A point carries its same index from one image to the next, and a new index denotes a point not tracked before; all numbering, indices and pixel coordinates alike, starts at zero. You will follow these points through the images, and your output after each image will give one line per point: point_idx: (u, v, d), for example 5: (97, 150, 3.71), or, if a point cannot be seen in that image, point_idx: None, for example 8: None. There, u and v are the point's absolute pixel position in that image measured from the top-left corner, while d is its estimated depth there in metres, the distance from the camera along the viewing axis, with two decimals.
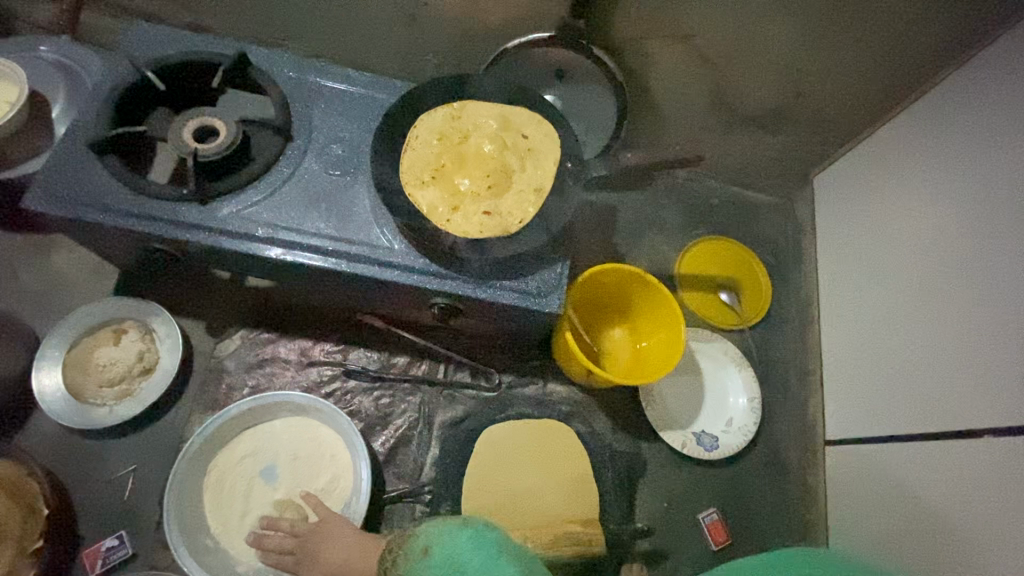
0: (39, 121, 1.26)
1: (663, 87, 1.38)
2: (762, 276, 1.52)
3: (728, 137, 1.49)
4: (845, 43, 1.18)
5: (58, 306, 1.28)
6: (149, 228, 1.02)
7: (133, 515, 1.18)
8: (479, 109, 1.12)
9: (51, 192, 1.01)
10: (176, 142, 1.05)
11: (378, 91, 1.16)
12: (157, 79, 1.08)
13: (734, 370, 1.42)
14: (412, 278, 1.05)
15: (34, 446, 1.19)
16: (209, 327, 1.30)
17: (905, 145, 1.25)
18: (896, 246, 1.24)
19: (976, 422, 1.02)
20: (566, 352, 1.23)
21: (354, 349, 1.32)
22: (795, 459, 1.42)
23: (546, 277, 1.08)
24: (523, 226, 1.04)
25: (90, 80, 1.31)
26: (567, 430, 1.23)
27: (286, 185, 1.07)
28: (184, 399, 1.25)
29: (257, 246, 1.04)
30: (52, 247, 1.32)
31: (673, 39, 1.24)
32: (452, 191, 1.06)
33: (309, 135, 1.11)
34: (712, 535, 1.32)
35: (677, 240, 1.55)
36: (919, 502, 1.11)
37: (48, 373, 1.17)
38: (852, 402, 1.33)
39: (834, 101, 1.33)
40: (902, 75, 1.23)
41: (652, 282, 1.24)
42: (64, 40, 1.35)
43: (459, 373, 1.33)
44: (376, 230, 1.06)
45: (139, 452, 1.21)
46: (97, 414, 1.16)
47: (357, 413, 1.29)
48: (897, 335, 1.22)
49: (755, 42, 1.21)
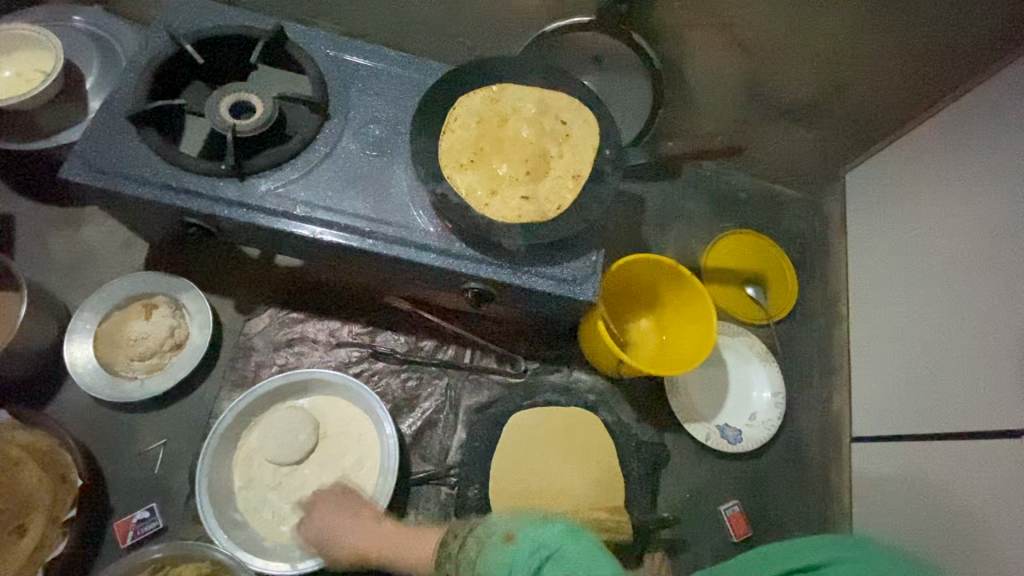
0: (72, 92, 1.26)
1: (699, 76, 1.36)
2: (789, 273, 1.50)
3: (760, 130, 1.47)
4: (887, 38, 1.16)
5: (89, 279, 1.29)
6: (186, 203, 1.01)
7: (164, 488, 1.19)
8: (518, 92, 1.11)
9: (90, 163, 1.00)
10: (213, 117, 1.03)
11: (416, 72, 1.14)
12: (194, 53, 1.06)
13: (759, 364, 1.42)
14: (447, 262, 1.04)
15: (65, 417, 1.20)
16: (239, 304, 1.30)
17: (942, 144, 1.23)
18: (929, 246, 1.23)
19: (1003, 425, 1.02)
20: (596, 341, 1.23)
21: (381, 331, 1.32)
22: (816, 455, 1.42)
23: (582, 265, 1.07)
24: (561, 212, 1.04)
25: (123, 53, 1.30)
26: (593, 418, 1.24)
27: (324, 164, 1.07)
28: (214, 376, 1.26)
29: (293, 224, 1.03)
30: (82, 219, 1.32)
31: (713, 27, 1.22)
32: (491, 174, 1.05)
33: (346, 114, 1.10)
34: (734, 526, 1.33)
35: (705, 232, 1.55)
36: (942, 501, 1.11)
37: (79, 344, 1.18)
38: (879, 401, 1.33)
39: (871, 97, 1.31)
40: (943, 73, 1.20)
41: (684, 273, 1.23)
42: (97, 11, 1.33)
43: (486, 358, 1.33)
44: (412, 212, 1.06)
45: (169, 426, 1.22)
46: (128, 387, 1.16)
47: (385, 394, 1.29)
48: (926, 336, 1.21)
49: (797, 34, 1.19)
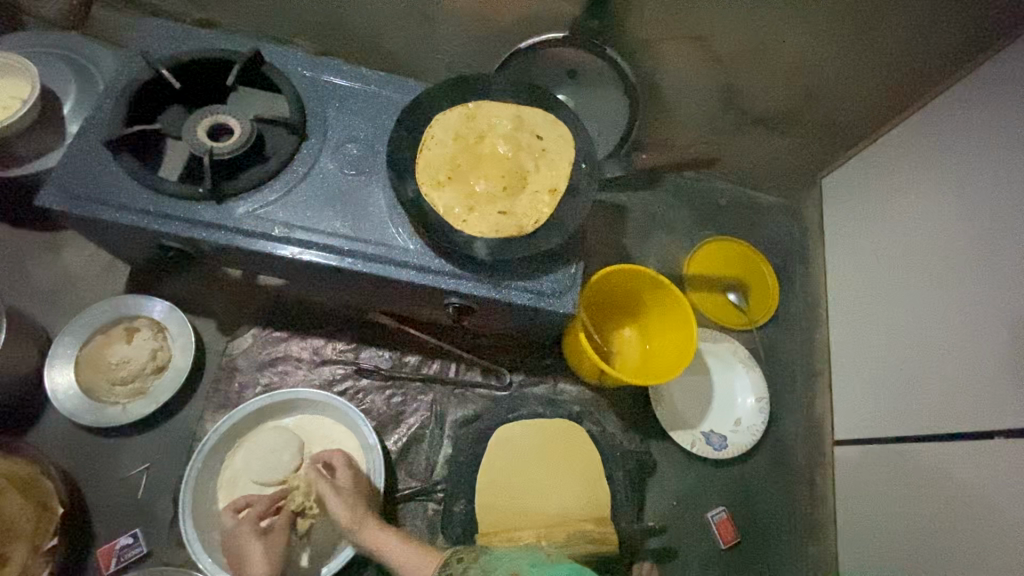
0: (50, 118, 1.26)
1: (675, 87, 1.38)
2: (770, 278, 1.52)
3: (737, 137, 1.50)
4: (854, 48, 1.18)
5: (70, 303, 1.29)
6: (164, 226, 1.01)
7: (147, 512, 1.18)
8: (494, 108, 1.12)
9: (66, 190, 1.00)
10: (190, 140, 1.04)
11: (392, 91, 1.15)
12: (172, 77, 1.07)
13: (742, 370, 1.43)
14: (427, 278, 1.04)
15: (46, 444, 1.20)
16: (221, 325, 1.31)
17: (916, 146, 1.25)
18: (904, 249, 1.25)
19: (982, 424, 1.03)
20: (578, 353, 1.24)
21: (366, 348, 1.33)
22: (802, 458, 1.44)
23: (561, 278, 1.08)
24: (539, 226, 1.04)
25: (100, 77, 1.31)
26: (577, 428, 1.24)
27: (301, 184, 1.07)
28: (197, 398, 1.26)
29: (273, 245, 1.04)
30: (62, 244, 1.32)
31: (686, 41, 1.24)
32: (468, 191, 1.06)
33: (324, 134, 1.11)
34: (721, 533, 1.34)
35: (686, 241, 1.56)
36: (925, 503, 1.12)
37: (60, 370, 1.17)
38: (862, 404, 1.34)
39: (846, 102, 1.33)
40: (916, 76, 1.22)
41: (664, 283, 1.24)
42: (74, 36, 1.34)
43: (471, 372, 1.34)
44: (391, 229, 1.06)
45: (152, 450, 1.22)
46: (110, 412, 1.16)
47: (370, 411, 1.29)
48: (905, 338, 1.22)
49: (768, 46, 1.21)
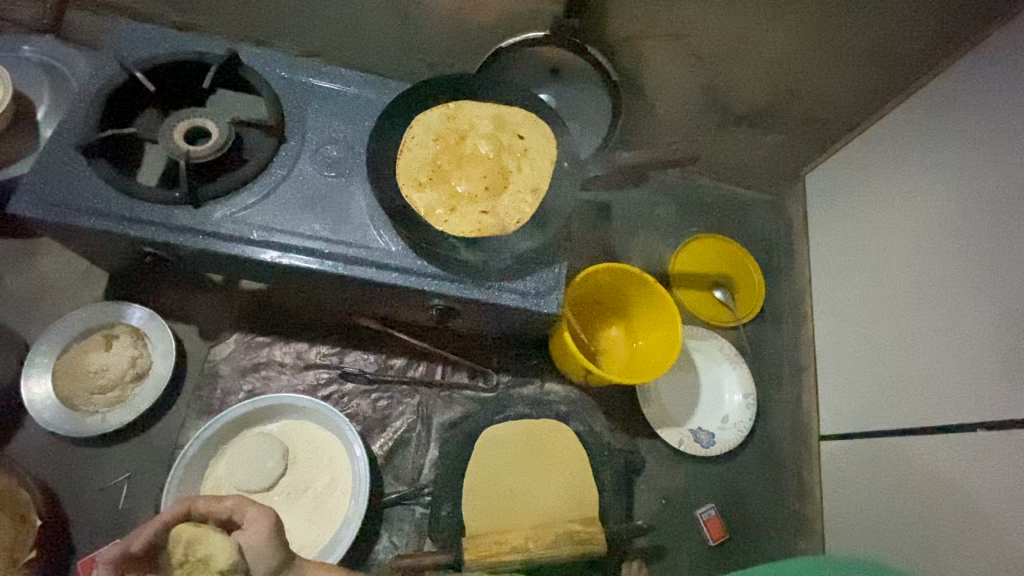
0: (26, 122, 1.26)
1: (658, 87, 1.38)
2: (756, 274, 1.53)
3: (721, 135, 1.51)
4: (833, 44, 1.19)
5: (47, 312, 1.27)
6: (139, 231, 0.99)
7: (128, 523, 1.16)
8: (476, 108, 1.11)
9: (38, 195, 0.98)
10: (167, 143, 1.02)
11: (372, 92, 1.14)
12: (145, 80, 1.04)
13: (729, 366, 1.43)
14: (409, 280, 1.03)
15: (23, 455, 1.18)
16: (204, 331, 1.29)
17: (896, 144, 1.27)
18: (889, 245, 1.25)
19: (968, 416, 1.03)
20: (565, 353, 1.24)
21: (351, 351, 1.32)
22: (789, 452, 1.44)
23: (544, 278, 1.07)
24: (522, 226, 1.03)
25: (76, 82, 1.30)
26: (564, 430, 1.24)
27: (281, 187, 1.06)
28: (179, 405, 1.24)
29: (253, 248, 1.02)
30: (38, 251, 1.30)
31: (668, 39, 1.24)
32: (450, 192, 1.04)
33: (303, 136, 1.10)
34: (711, 531, 1.33)
35: (671, 239, 1.57)
36: (914, 495, 1.12)
37: (37, 380, 1.15)
38: (848, 398, 1.35)
39: (826, 99, 1.35)
40: (894, 73, 1.24)
41: (649, 280, 1.24)
42: (51, 42, 1.34)
43: (457, 374, 1.33)
44: (372, 232, 1.05)
45: (133, 459, 1.20)
46: (89, 422, 1.14)
47: (355, 416, 1.28)
48: (891, 334, 1.23)
49: (750, 44, 1.22)
